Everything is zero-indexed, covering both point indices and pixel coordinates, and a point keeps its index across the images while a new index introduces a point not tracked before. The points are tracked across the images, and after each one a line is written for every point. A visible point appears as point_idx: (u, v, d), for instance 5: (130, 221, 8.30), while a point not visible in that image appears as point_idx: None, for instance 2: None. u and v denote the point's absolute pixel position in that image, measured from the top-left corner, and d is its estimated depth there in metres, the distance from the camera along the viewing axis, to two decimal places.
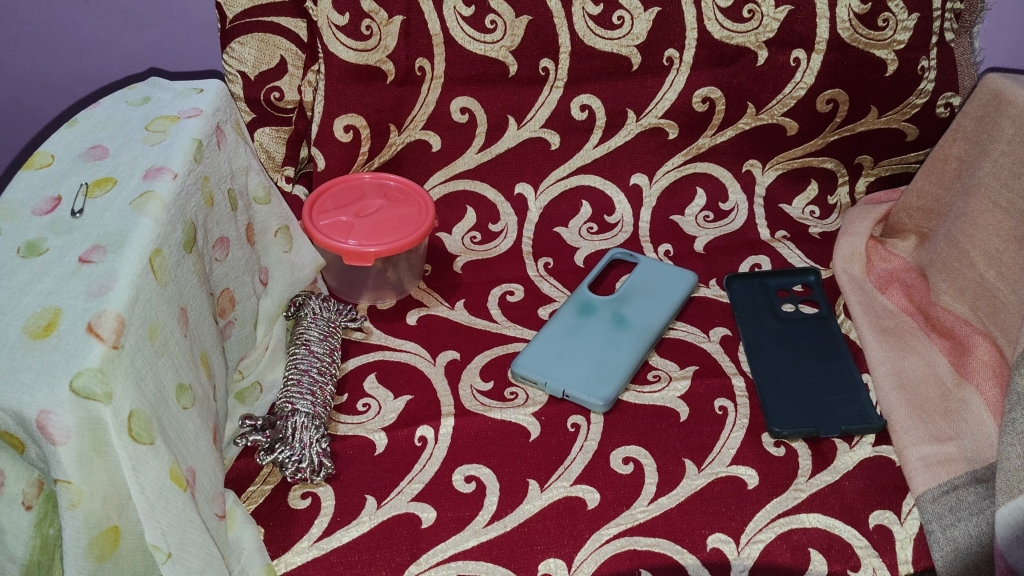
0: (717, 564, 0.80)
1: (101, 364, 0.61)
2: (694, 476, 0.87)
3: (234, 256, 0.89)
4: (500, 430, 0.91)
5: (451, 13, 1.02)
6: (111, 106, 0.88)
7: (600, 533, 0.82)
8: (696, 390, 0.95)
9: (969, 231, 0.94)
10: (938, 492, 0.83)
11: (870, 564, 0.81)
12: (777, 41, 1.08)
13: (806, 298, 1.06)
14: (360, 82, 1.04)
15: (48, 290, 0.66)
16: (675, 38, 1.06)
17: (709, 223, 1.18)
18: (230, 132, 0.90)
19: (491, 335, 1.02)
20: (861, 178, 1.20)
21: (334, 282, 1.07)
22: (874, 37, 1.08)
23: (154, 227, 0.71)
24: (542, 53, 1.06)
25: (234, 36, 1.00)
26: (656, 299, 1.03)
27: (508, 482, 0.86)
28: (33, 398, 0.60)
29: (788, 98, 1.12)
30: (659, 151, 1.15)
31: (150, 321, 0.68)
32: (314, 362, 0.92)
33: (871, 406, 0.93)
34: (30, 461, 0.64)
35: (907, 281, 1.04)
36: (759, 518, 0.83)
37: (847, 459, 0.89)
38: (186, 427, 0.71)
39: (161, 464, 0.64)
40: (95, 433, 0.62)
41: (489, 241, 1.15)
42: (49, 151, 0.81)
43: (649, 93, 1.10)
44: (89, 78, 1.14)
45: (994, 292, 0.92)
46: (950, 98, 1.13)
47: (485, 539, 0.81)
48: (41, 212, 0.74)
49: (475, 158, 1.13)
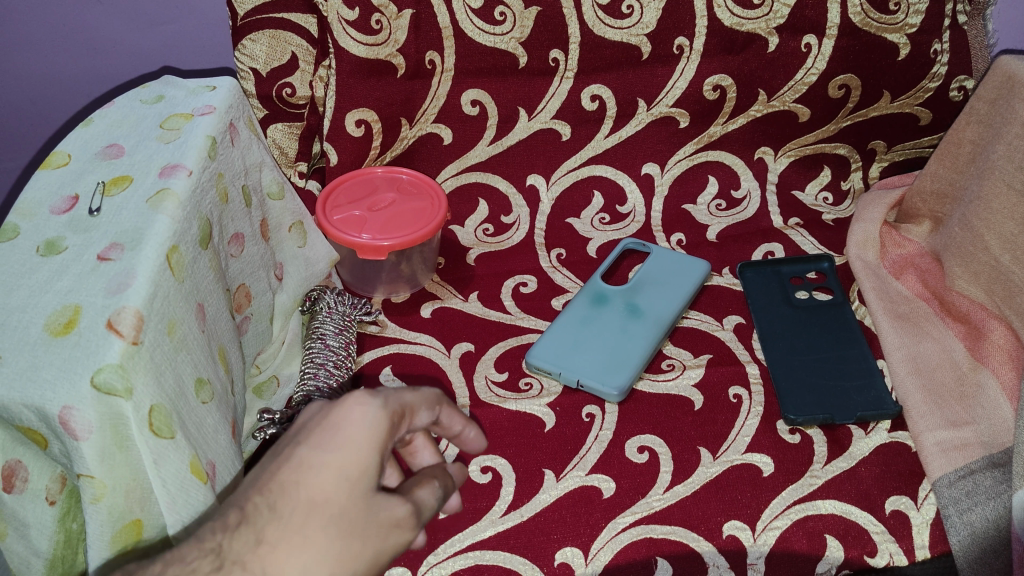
0: (734, 551, 0.80)
1: (122, 360, 0.62)
2: (710, 464, 0.87)
3: (249, 252, 0.90)
4: (515, 421, 0.91)
5: (460, 5, 1.01)
6: (125, 104, 0.89)
7: (616, 521, 0.82)
8: (709, 379, 0.96)
9: (984, 215, 0.93)
10: (955, 477, 0.83)
11: (887, 550, 0.81)
12: (789, 27, 1.07)
13: (820, 285, 1.07)
14: (371, 77, 1.04)
15: (68, 288, 0.67)
16: (685, 26, 1.06)
17: (721, 211, 1.18)
18: (243, 129, 0.91)
19: (505, 327, 1.02)
20: (874, 163, 1.20)
21: (348, 276, 1.08)
22: (886, 21, 1.07)
23: (170, 225, 0.72)
24: (551, 44, 1.05)
25: (245, 33, 1.01)
26: (669, 288, 1.04)
27: (524, 472, 0.87)
28: (55, 395, 0.61)
29: (800, 84, 1.11)
30: (670, 141, 1.15)
31: (168, 317, 0.69)
32: (330, 356, 0.92)
33: (887, 391, 0.93)
34: (53, 456, 0.65)
35: (922, 266, 1.04)
36: (775, 504, 0.84)
37: (863, 445, 0.89)
38: (206, 421, 0.72)
39: (182, 458, 0.65)
40: (117, 428, 0.63)
41: (502, 234, 1.15)
42: (65, 150, 0.82)
43: (659, 82, 1.10)
44: (103, 78, 1.15)
45: (1010, 275, 0.91)
46: (964, 82, 1.12)
47: (502, 528, 0.82)
48: (60, 210, 0.75)
49: (487, 150, 1.13)
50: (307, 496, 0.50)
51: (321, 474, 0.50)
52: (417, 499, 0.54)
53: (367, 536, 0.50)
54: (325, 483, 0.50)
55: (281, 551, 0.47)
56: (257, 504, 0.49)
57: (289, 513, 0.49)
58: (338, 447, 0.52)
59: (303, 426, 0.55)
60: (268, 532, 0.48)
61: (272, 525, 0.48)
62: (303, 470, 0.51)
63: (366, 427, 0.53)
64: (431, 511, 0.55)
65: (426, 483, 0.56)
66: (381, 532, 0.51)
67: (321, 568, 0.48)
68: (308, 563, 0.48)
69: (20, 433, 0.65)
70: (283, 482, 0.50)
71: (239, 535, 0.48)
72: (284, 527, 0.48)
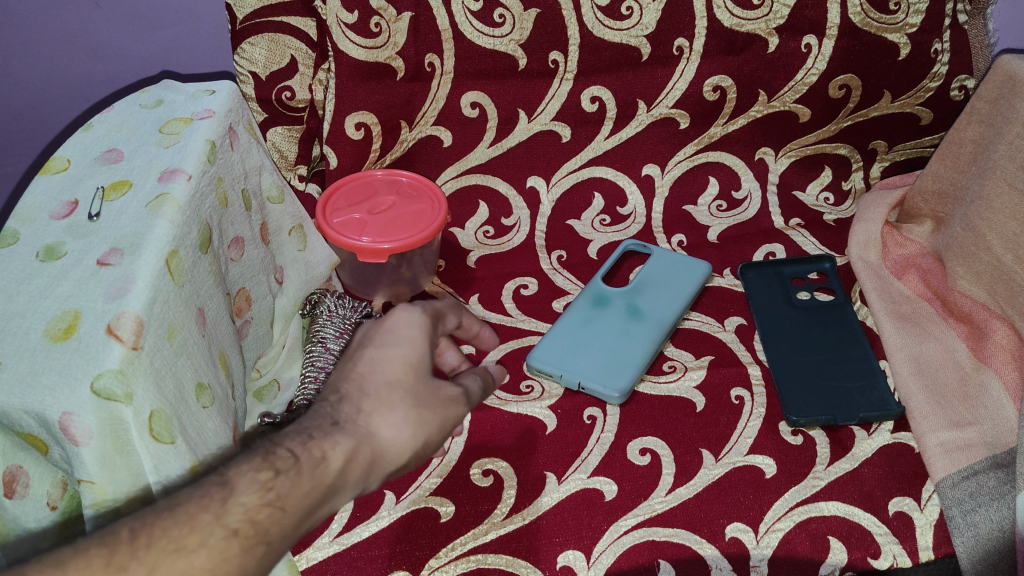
0: (736, 554, 0.80)
1: (122, 365, 0.62)
2: (712, 466, 0.87)
3: (250, 256, 0.90)
4: (517, 424, 0.91)
5: (459, 7, 1.01)
6: (125, 109, 0.89)
7: (619, 523, 0.82)
8: (712, 380, 0.95)
9: (985, 214, 0.93)
10: (959, 477, 0.82)
11: (891, 551, 0.80)
12: (789, 27, 1.07)
13: (822, 285, 1.07)
14: (370, 80, 1.03)
15: (68, 293, 0.67)
16: (685, 27, 1.05)
17: (722, 212, 1.18)
18: (242, 132, 0.91)
19: (506, 329, 1.02)
20: (875, 163, 1.20)
21: (349, 279, 1.07)
22: (886, 21, 1.07)
23: (169, 229, 0.72)
24: (551, 46, 1.05)
25: (245, 37, 1.01)
26: (670, 289, 1.04)
27: (526, 475, 0.86)
28: (55, 400, 0.60)
29: (800, 85, 1.11)
30: (670, 141, 1.15)
31: (167, 322, 0.69)
32: (330, 360, 0.92)
33: (889, 392, 0.93)
34: (54, 462, 0.65)
35: (924, 266, 1.04)
36: (778, 506, 0.83)
37: (866, 446, 0.88)
38: (206, 426, 0.71)
39: (183, 463, 0.65)
40: (117, 433, 0.62)
41: (502, 236, 1.16)
42: (65, 155, 0.82)
43: (659, 83, 1.09)
44: (103, 83, 1.15)
45: (1012, 276, 0.90)
46: (965, 81, 1.12)
47: (504, 532, 0.81)
48: (59, 216, 0.75)
49: (487, 152, 1.13)
50: (386, 379, 0.65)
51: (390, 363, 0.66)
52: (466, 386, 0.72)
53: (436, 407, 0.66)
54: (398, 367, 0.66)
55: (376, 417, 0.63)
56: (349, 388, 0.65)
57: (374, 392, 0.65)
58: (397, 342, 0.68)
59: (361, 336, 0.71)
60: (364, 405, 0.64)
61: (364, 401, 0.64)
62: (374, 362, 0.66)
63: (416, 323, 0.71)
64: (476, 395, 0.73)
65: (469, 376, 0.74)
66: (445, 405, 0.67)
67: (407, 428, 0.64)
68: (397, 425, 0.64)
69: (20, 438, 0.65)
70: (361, 371, 0.66)
71: (343, 406, 0.63)
72: (374, 402, 0.64)
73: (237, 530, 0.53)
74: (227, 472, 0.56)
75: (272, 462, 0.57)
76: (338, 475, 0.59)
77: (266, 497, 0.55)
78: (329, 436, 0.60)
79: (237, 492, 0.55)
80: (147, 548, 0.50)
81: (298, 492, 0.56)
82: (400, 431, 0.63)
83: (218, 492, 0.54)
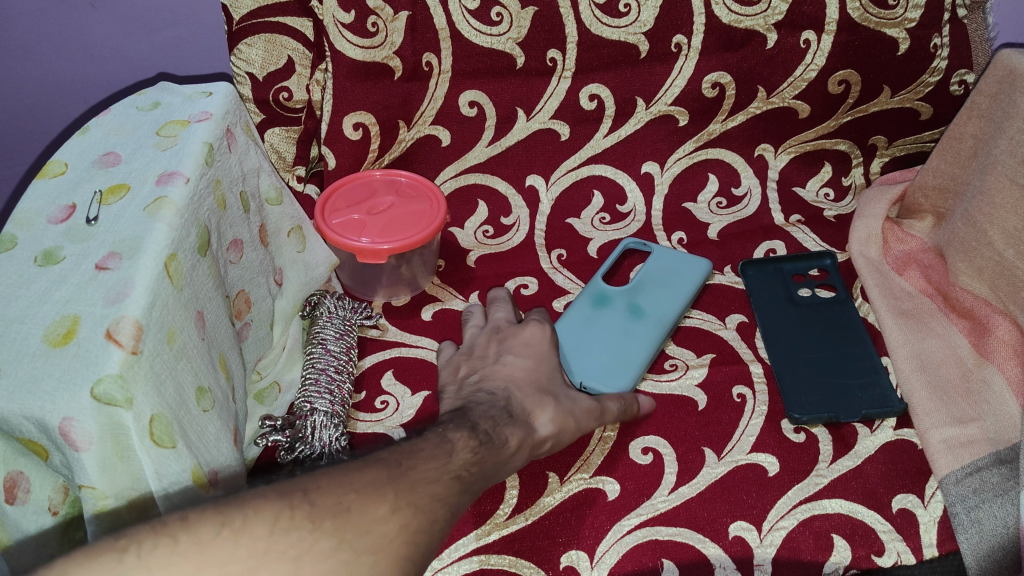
0: (740, 552, 0.80)
1: (122, 370, 0.62)
2: (714, 464, 0.87)
3: (248, 258, 0.90)
4: None
5: (457, 6, 1.00)
6: (122, 112, 0.88)
7: (622, 523, 0.82)
8: (713, 378, 0.95)
9: (987, 210, 0.93)
10: (962, 474, 0.82)
11: (894, 549, 0.80)
12: (788, 23, 1.06)
13: (823, 282, 1.06)
14: (368, 80, 1.03)
15: (66, 298, 0.67)
16: (683, 24, 1.04)
17: (722, 209, 1.19)
18: (240, 134, 0.91)
19: None
20: (875, 158, 1.20)
21: (348, 280, 1.07)
22: (886, 16, 1.06)
23: (167, 232, 0.72)
24: (549, 44, 1.04)
25: (241, 37, 0.99)
26: (670, 288, 1.03)
27: (528, 474, 0.86)
28: (55, 406, 0.60)
29: (799, 81, 1.11)
30: (670, 139, 1.15)
31: (167, 326, 0.69)
32: (330, 361, 0.92)
33: (891, 388, 0.93)
34: (55, 467, 0.65)
35: (926, 262, 1.03)
36: (781, 504, 0.83)
37: (869, 443, 0.88)
38: (207, 431, 0.71)
39: (183, 466, 0.65)
40: (117, 438, 0.62)
41: (501, 235, 1.16)
42: (62, 159, 0.82)
43: (658, 80, 1.09)
44: (100, 85, 1.15)
45: (1015, 271, 0.90)
46: (964, 76, 1.11)
47: (506, 532, 0.81)
48: (57, 220, 0.75)
49: (486, 151, 1.12)
50: (532, 381, 0.82)
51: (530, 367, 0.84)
52: (604, 404, 0.84)
53: (577, 414, 0.81)
54: (545, 376, 0.83)
55: (534, 413, 0.79)
56: (506, 385, 0.81)
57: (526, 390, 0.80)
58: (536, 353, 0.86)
59: (501, 345, 0.88)
60: (524, 403, 0.79)
61: (519, 400, 0.79)
62: (516, 366, 0.84)
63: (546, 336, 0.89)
64: (614, 415, 0.85)
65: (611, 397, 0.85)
66: (580, 414, 0.82)
67: (553, 426, 0.79)
68: (549, 422, 0.79)
69: (21, 444, 0.64)
70: (511, 373, 0.82)
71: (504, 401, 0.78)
72: (526, 400, 0.79)
73: (460, 475, 0.66)
74: (444, 433, 0.70)
75: (474, 433, 0.72)
76: (516, 452, 0.75)
77: (475, 457, 0.69)
78: (506, 425, 0.75)
79: (456, 449, 0.68)
80: (407, 471, 0.62)
81: (491, 458, 0.71)
82: (550, 428, 0.79)
83: (443, 445, 0.67)
